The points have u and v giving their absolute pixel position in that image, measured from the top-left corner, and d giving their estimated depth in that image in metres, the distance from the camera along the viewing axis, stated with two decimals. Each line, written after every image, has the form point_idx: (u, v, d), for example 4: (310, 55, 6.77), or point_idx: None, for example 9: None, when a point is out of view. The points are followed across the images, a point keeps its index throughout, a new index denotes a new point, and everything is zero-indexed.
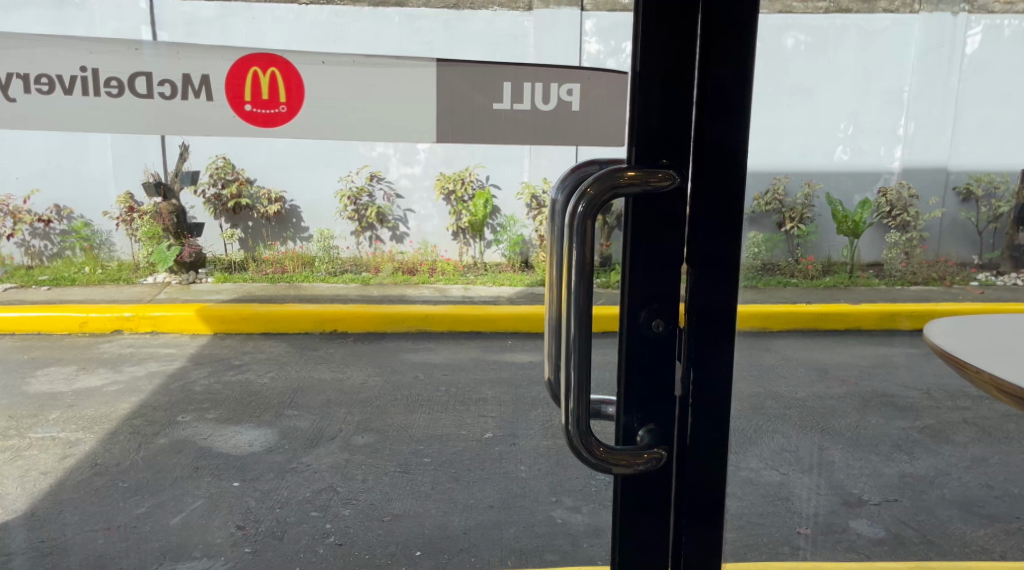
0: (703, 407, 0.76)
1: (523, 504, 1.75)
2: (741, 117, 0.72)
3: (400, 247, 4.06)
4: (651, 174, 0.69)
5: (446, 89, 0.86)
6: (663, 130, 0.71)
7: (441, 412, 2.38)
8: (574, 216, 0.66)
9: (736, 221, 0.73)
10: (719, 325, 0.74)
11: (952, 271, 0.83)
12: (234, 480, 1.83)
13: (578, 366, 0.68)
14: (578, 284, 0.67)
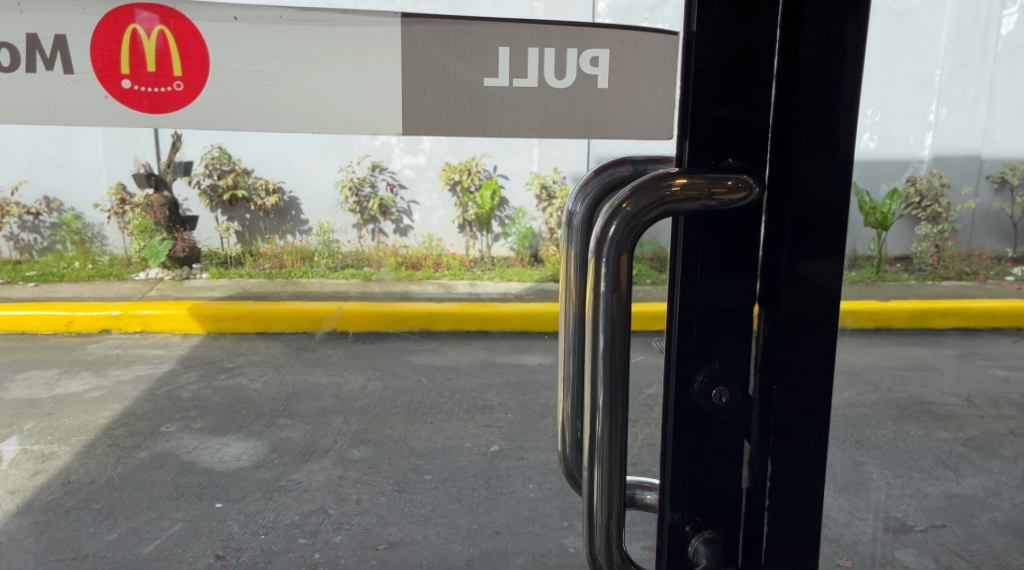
0: (788, 452, 0.60)
1: (530, 530, 1.69)
2: (846, 95, 0.55)
3: (402, 243, 3.71)
4: (718, 183, 0.54)
5: (422, 59, 0.93)
6: (730, 124, 0.57)
7: (444, 422, 2.30)
8: (604, 237, 0.52)
9: (836, 221, 0.57)
10: (812, 348, 0.58)
11: (987, 261, 0.89)
12: (216, 502, 1.77)
13: (608, 413, 0.54)
14: (607, 317, 0.52)
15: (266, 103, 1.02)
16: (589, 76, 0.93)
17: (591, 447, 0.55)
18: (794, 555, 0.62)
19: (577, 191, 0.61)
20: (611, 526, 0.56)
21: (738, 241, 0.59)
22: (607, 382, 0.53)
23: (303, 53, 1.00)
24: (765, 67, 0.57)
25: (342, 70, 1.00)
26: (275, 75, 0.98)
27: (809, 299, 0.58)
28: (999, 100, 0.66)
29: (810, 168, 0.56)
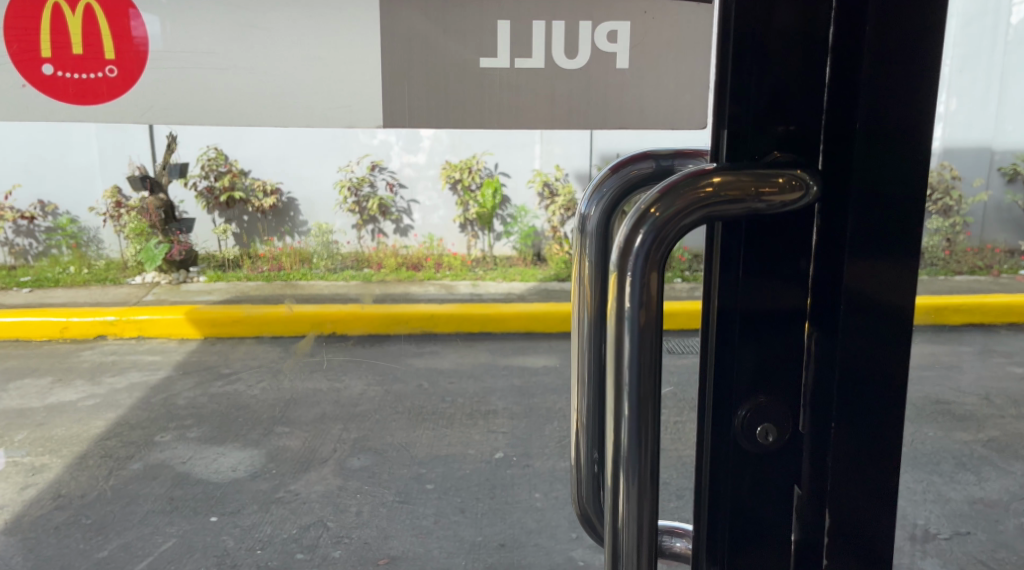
0: (847, 468, 0.57)
1: (536, 543, 1.69)
2: (898, 82, 0.52)
3: (405, 247, 3.69)
4: (764, 182, 0.49)
5: (405, 35, 0.89)
6: (770, 118, 0.54)
7: (447, 428, 2.27)
8: (629, 246, 0.47)
9: (895, 226, 0.54)
10: (872, 362, 0.56)
11: (1001, 259, 0.94)
12: (211, 515, 1.75)
13: (637, 429, 0.49)
14: (633, 328, 0.48)
15: (222, 104, 0.89)
16: (606, 55, 0.91)
17: (618, 463, 0.50)
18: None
19: (592, 191, 0.59)
20: (643, 553, 0.51)
21: (781, 269, 0.56)
22: (635, 394, 0.49)
23: (261, 30, 0.87)
24: (815, 55, 0.54)
25: (310, 52, 0.89)
26: (241, 64, 0.88)
27: (868, 316, 0.55)
28: (1006, 93, 0.79)
29: (865, 171, 0.53)
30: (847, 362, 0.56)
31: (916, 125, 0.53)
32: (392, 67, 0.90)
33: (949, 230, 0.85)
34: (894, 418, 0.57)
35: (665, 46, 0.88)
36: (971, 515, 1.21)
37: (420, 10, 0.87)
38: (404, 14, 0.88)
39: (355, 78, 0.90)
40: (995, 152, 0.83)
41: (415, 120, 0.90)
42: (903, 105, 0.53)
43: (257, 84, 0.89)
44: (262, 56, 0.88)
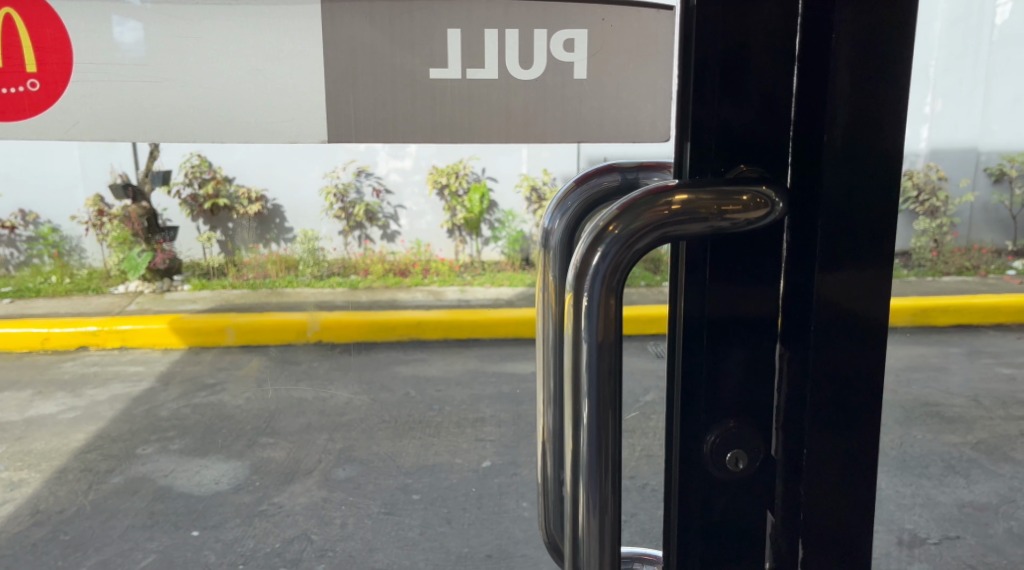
0: (818, 429, 0.75)
1: (524, 554, 1.76)
2: (842, 104, 0.69)
3: (391, 251, 2.25)
4: (701, 199, 0.62)
5: (352, 44, 0.94)
6: (741, 132, 0.72)
7: (434, 438, 2.33)
8: (590, 260, 0.61)
9: (846, 235, 0.71)
10: (831, 354, 0.73)
11: (988, 259, 0.93)
12: (192, 530, 1.74)
13: (596, 434, 0.63)
14: (592, 325, 0.62)
15: (183, 118, 0.94)
16: (562, 64, 0.96)
17: (581, 434, 0.64)
18: (829, 512, 0.77)
19: (559, 205, 0.73)
20: (605, 548, 0.65)
21: (751, 292, 0.75)
22: (594, 405, 0.63)
23: (195, 40, 0.91)
24: (780, 89, 0.72)
25: (248, 63, 0.92)
26: (177, 78, 0.92)
27: (825, 321, 0.73)
28: (993, 94, 0.82)
29: (829, 181, 0.70)
30: (812, 369, 0.74)
31: (864, 141, 0.70)
32: (335, 75, 0.94)
33: (938, 231, 0.88)
34: (859, 394, 0.74)
35: (626, 54, 0.95)
36: (961, 519, 1.25)
37: (366, 17, 0.93)
38: (347, 22, 0.93)
39: (296, 89, 0.94)
40: (981, 153, 0.84)
41: (360, 134, 0.94)
42: (857, 126, 0.70)
43: (194, 92, 0.93)
44: (200, 65, 0.92)
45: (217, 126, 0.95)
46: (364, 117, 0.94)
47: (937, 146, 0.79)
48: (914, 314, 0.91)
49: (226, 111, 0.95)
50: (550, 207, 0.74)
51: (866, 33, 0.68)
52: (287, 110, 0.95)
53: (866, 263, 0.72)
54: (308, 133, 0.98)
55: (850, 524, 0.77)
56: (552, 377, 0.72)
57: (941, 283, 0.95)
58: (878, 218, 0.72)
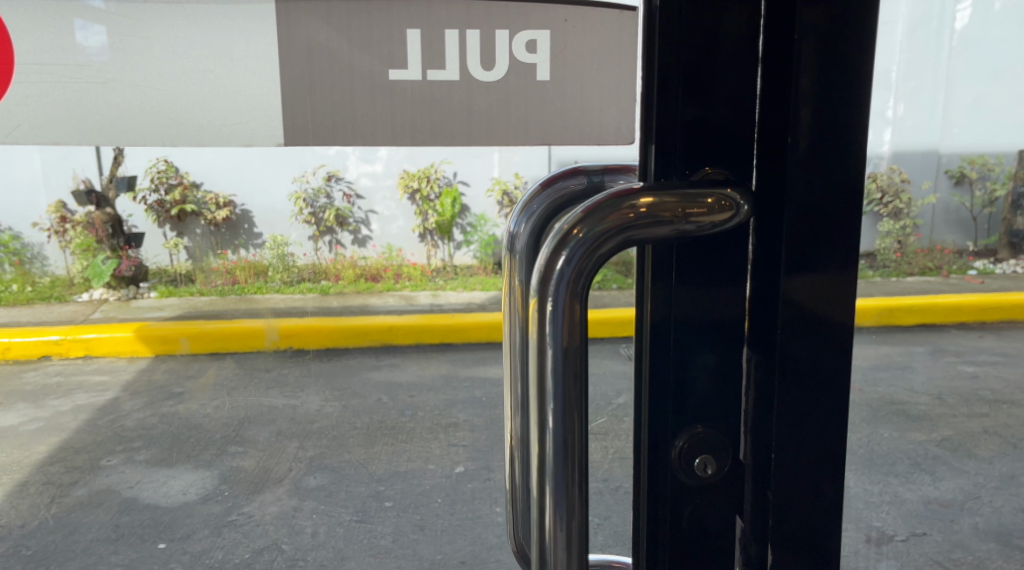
0: (786, 426, 0.77)
1: (498, 559, 1.78)
2: (798, 103, 0.72)
3: (352, 253, 1.46)
4: (665, 203, 0.64)
5: (310, 46, 0.92)
6: (709, 135, 0.75)
7: (406, 444, 2.26)
8: (554, 262, 0.61)
9: (811, 234, 0.74)
10: (797, 354, 0.76)
11: (950, 259, 0.97)
12: (158, 542, 1.71)
13: (562, 440, 0.64)
14: (556, 329, 0.62)
15: (137, 121, 0.93)
16: (526, 65, 0.95)
17: (546, 439, 0.64)
18: (799, 508, 0.79)
19: (525, 209, 0.75)
20: (572, 555, 0.66)
21: (719, 298, 0.77)
22: (560, 409, 0.64)
23: (148, 41, 0.89)
24: (744, 89, 0.74)
25: (199, 64, 0.91)
26: (125, 79, 0.91)
27: (793, 323, 0.75)
28: (952, 97, 0.86)
29: (795, 179, 0.73)
30: (780, 369, 0.76)
31: (825, 140, 0.72)
32: (290, 77, 0.94)
33: (902, 233, 0.90)
34: (824, 393, 0.77)
35: (589, 54, 0.94)
36: (928, 515, 1.29)
37: (323, 18, 0.91)
38: (304, 24, 0.91)
39: (249, 91, 0.94)
40: (942, 154, 0.88)
41: (316, 134, 0.93)
42: (818, 128, 0.72)
43: (146, 94, 0.92)
44: (151, 66, 0.90)
45: (172, 128, 0.95)
46: (320, 116, 0.93)
47: (898, 149, 0.83)
48: (877, 314, 0.95)
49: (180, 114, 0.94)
50: (517, 210, 0.76)
51: (828, 33, 0.71)
52: (246, 113, 0.95)
53: (831, 265, 0.75)
54: (261, 137, 0.97)
55: (819, 518, 0.80)
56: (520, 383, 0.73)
57: (905, 283, 0.98)
58: (842, 219, 0.74)
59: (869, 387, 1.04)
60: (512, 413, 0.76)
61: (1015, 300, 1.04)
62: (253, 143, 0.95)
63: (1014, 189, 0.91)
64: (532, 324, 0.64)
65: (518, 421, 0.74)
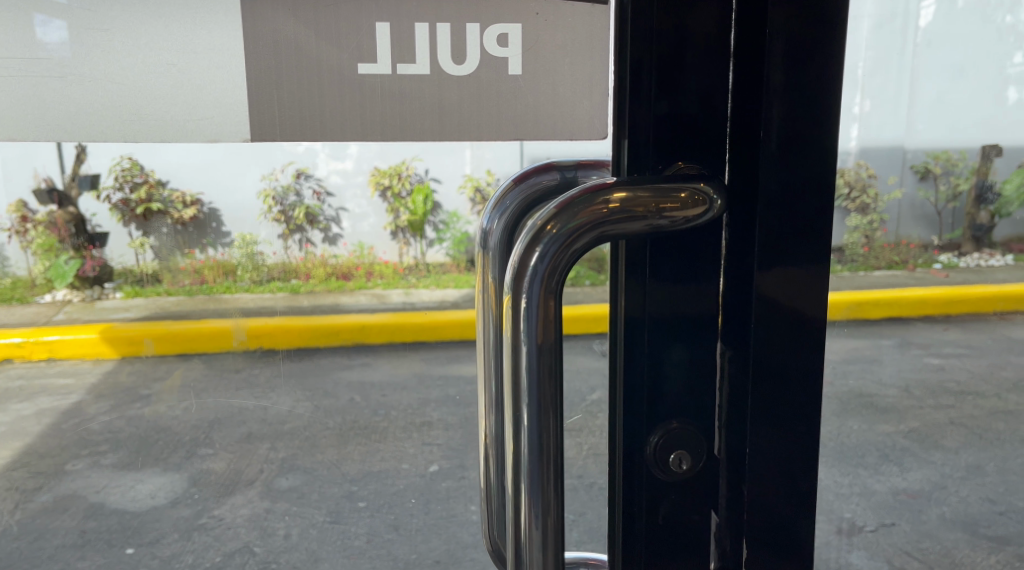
0: (760, 406, 0.89)
1: (473, 558, 1.82)
2: (769, 106, 0.83)
3: (336, 256, 1.38)
4: (635, 203, 0.72)
5: (274, 39, 0.89)
6: (681, 138, 0.85)
7: (380, 444, 2.10)
8: (531, 260, 0.69)
9: (773, 237, 0.86)
10: (764, 344, 0.88)
11: (916, 253, 1.05)
12: (126, 547, 1.72)
13: (537, 437, 0.73)
14: (532, 324, 0.71)
15: (97, 117, 0.90)
16: (497, 59, 0.93)
17: (521, 436, 0.73)
18: (765, 482, 0.92)
19: (498, 205, 0.82)
20: (547, 550, 0.75)
21: (693, 299, 0.89)
22: (535, 405, 0.72)
23: (108, 34, 0.87)
24: (721, 96, 0.84)
25: (162, 58, 0.88)
26: (85, 73, 0.88)
27: (761, 320, 0.88)
28: (916, 94, 0.94)
29: (766, 179, 0.85)
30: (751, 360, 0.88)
31: (789, 139, 0.84)
32: (257, 72, 0.90)
33: (869, 227, 0.97)
34: (785, 382, 0.90)
35: (562, 49, 0.92)
36: (896, 507, 1.30)
37: (289, 10, 0.89)
38: (269, 16, 0.88)
39: (215, 85, 0.90)
40: (908, 151, 0.96)
41: (285, 131, 0.91)
42: (788, 134, 0.84)
43: (106, 88, 0.89)
44: (112, 59, 0.88)
45: (131, 124, 0.90)
46: (287, 113, 0.91)
47: (865, 145, 0.90)
48: (847, 307, 0.99)
49: (140, 108, 0.90)
50: (490, 206, 0.83)
51: (795, 34, 0.82)
52: (213, 109, 0.91)
53: (800, 261, 0.87)
54: (228, 132, 0.92)
55: (782, 493, 0.93)
56: (494, 379, 0.81)
57: (872, 278, 1.02)
58: (808, 210, 0.86)
59: (838, 380, 1.05)
60: (485, 410, 0.83)
61: (976, 294, 1.11)
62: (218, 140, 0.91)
63: (976, 184, 1.00)
64: (507, 321, 0.72)
65: (490, 420, 0.82)
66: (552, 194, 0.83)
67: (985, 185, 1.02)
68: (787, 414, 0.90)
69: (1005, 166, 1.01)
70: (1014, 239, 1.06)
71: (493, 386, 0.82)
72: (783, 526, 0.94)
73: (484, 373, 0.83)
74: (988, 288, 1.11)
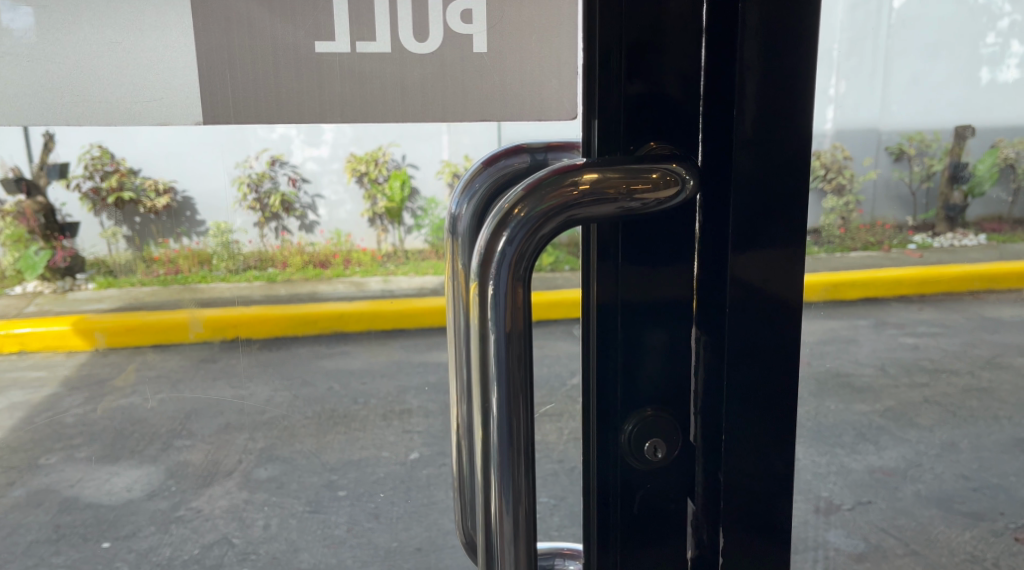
0: (735, 389, 0.90)
1: (454, 546, 1.82)
2: (743, 85, 0.83)
3: (312, 244, 1.35)
4: (605, 186, 0.72)
5: (225, 15, 0.82)
6: (655, 120, 0.85)
7: (360, 431, 2.06)
8: (498, 246, 0.69)
9: (749, 220, 0.87)
10: (740, 328, 0.89)
11: (891, 234, 1.06)
12: (103, 540, 1.71)
13: (507, 423, 0.73)
14: (500, 311, 0.71)
15: (40, 105, 0.84)
16: (461, 36, 0.87)
17: (490, 424, 0.73)
18: (741, 466, 0.93)
19: (467, 188, 0.83)
20: (520, 536, 0.76)
21: (666, 285, 0.89)
22: (505, 391, 0.73)
23: (46, 12, 0.81)
24: (695, 77, 0.85)
25: (106, 36, 0.82)
26: (24, 55, 0.82)
27: (739, 302, 0.88)
28: (891, 79, 0.95)
29: (741, 159, 0.85)
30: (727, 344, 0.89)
31: (762, 120, 0.84)
32: (208, 51, 0.83)
33: (846, 209, 0.98)
34: (760, 365, 0.90)
35: (526, 26, 0.87)
36: (873, 485, 1.33)
37: None
38: None
39: (164, 65, 0.83)
40: (882, 132, 0.97)
41: (240, 116, 0.85)
42: (763, 114, 0.84)
43: (47, 70, 0.83)
44: (53, 39, 0.82)
45: (72, 107, 0.83)
46: (241, 96, 0.84)
47: (841, 126, 0.91)
48: (828, 288, 1.00)
49: (82, 91, 0.83)
50: (458, 190, 0.83)
51: (769, 12, 0.82)
52: (159, 91, 0.83)
53: (775, 241, 0.88)
54: (178, 116, 0.85)
55: (759, 477, 0.94)
56: (464, 365, 0.81)
57: (850, 258, 1.03)
58: (782, 190, 0.87)
59: (817, 362, 1.06)
60: (456, 399, 0.83)
61: (952, 273, 1.14)
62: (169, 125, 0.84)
63: (950, 164, 1.01)
64: (474, 308, 0.72)
65: (461, 409, 0.82)
66: (521, 177, 0.83)
67: (958, 164, 1.02)
68: (761, 398, 0.91)
69: (978, 145, 1.00)
70: (985, 219, 1.07)
71: (464, 374, 0.81)
72: (761, 510, 0.95)
73: (456, 360, 0.83)
74: (963, 268, 1.13)
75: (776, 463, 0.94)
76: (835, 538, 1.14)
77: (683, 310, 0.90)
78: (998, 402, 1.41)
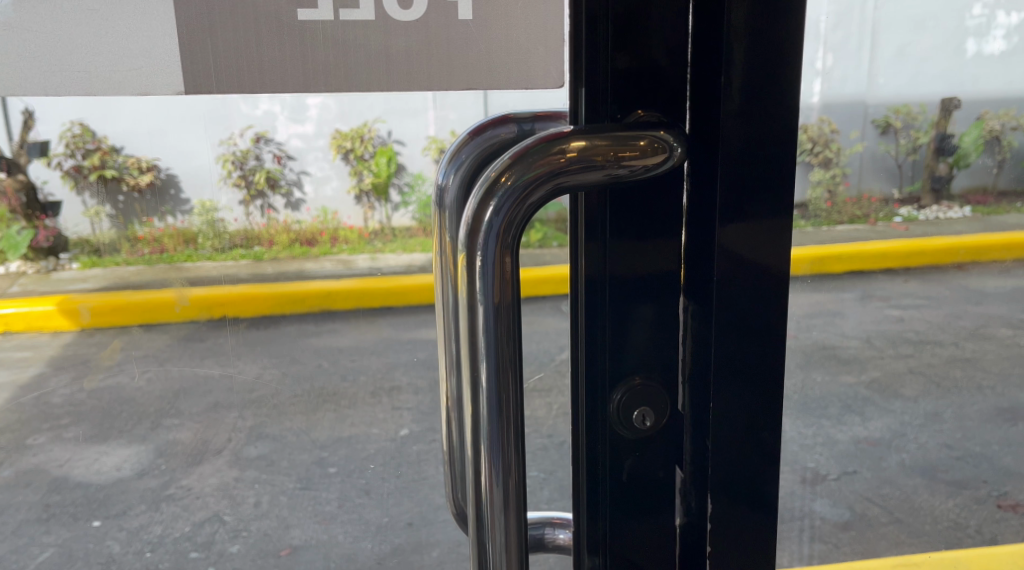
0: (722, 357, 0.91)
1: (445, 520, 1.84)
2: (730, 54, 0.83)
3: (297, 222, 1.33)
4: (593, 154, 0.72)
5: None
6: (642, 92, 0.85)
7: (349, 409, 2.03)
8: (486, 216, 0.69)
9: (735, 190, 0.87)
10: (725, 297, 0.90)
11: (876, 208, 1.05)
12: (93, 519, 1.80)
13: (496, 396, 0.74)
14: (488, 283, 0.71)
15: (16, 77, 0.83)
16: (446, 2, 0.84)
17: (479, 397, 0.74)
18: (728, 433, 0.94)
19: (453, 159, 0.83)
20: (509, 507, 0.76)
21: (654, 255, 0.89)
22: (494, 365, 0.73)
23: None
24: (683, 46, 0.85)
25: (82, 2, 0.80)
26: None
27: (725, 271, 0.89)
28: (879, 50, 0.95)
29: (728, 129, 0.85)
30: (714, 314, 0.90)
31: (747, 90, 0.85)
32: (188, 20, 0.81)
33: (833, 182, 0.98)
34: (744, 332, 0.92)
35: None
36: (858, 454, 1.35)
37: None
38: None
39: (142, 34, 0.81)
40: (869, 105, 0.98)
41: (223, 85, 0.84)
42: (748, 83, 0.85)
43: (23, 40, 0.82)
44: (29, 8, 0.81)
45: (49, 77, 0.83)
46: (223, 67, 0.83)
47: (828, 100, 0.91)
48: (813, 262, 1.01)
49: (58, 61, 0.82)
50: (445, 160, 0.83)
51: None
52: (137, 61, 0.82)
53: (762, 211, 0.89)
54: (159, 86, 0.84)
55: (746, 446, 0.95)
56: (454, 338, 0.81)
57: (835, 232, 1.03)
58: (770, 157, 0.88)
59: (805, 333, 1.07)
60: (447, 372, 0.84)
61: (936, 244, 1.16)
62: (149, 93, 0.84)
63: (937, 138, 1.01)
64: (462, 281, 0.72)
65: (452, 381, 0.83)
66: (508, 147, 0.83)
67: (943, 137, 1.02)
68: (745, 365, 0.93)
69: (965, 117, 1.01)
70: (971, 191, 1.08)
71: (453, 346, 0.83)
72: (748, 477, 0.96)
73: (446, 332, 0.83)
74: (946, 239, 1.15)
75: (762, 431, 0.95)
76: (819, 506, 1.17)
77: (671, 281, 0.91)
78: (982, 371, 1.46)
